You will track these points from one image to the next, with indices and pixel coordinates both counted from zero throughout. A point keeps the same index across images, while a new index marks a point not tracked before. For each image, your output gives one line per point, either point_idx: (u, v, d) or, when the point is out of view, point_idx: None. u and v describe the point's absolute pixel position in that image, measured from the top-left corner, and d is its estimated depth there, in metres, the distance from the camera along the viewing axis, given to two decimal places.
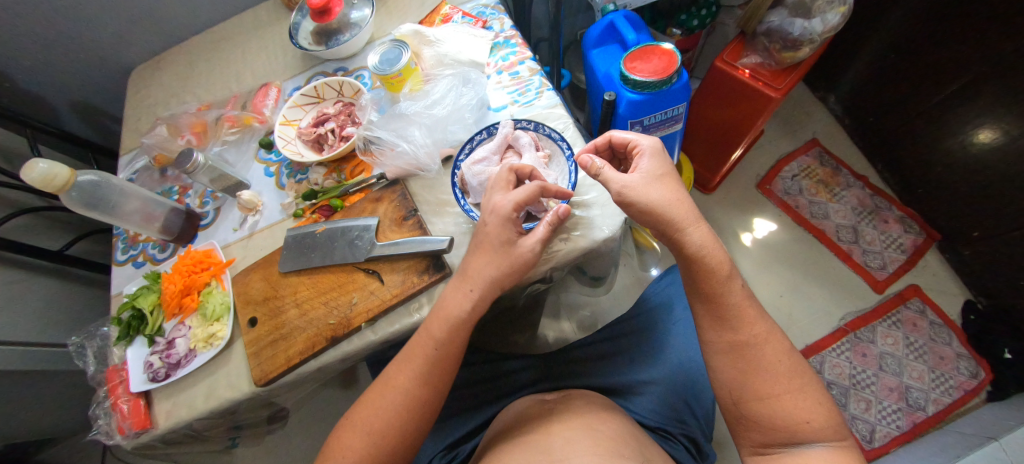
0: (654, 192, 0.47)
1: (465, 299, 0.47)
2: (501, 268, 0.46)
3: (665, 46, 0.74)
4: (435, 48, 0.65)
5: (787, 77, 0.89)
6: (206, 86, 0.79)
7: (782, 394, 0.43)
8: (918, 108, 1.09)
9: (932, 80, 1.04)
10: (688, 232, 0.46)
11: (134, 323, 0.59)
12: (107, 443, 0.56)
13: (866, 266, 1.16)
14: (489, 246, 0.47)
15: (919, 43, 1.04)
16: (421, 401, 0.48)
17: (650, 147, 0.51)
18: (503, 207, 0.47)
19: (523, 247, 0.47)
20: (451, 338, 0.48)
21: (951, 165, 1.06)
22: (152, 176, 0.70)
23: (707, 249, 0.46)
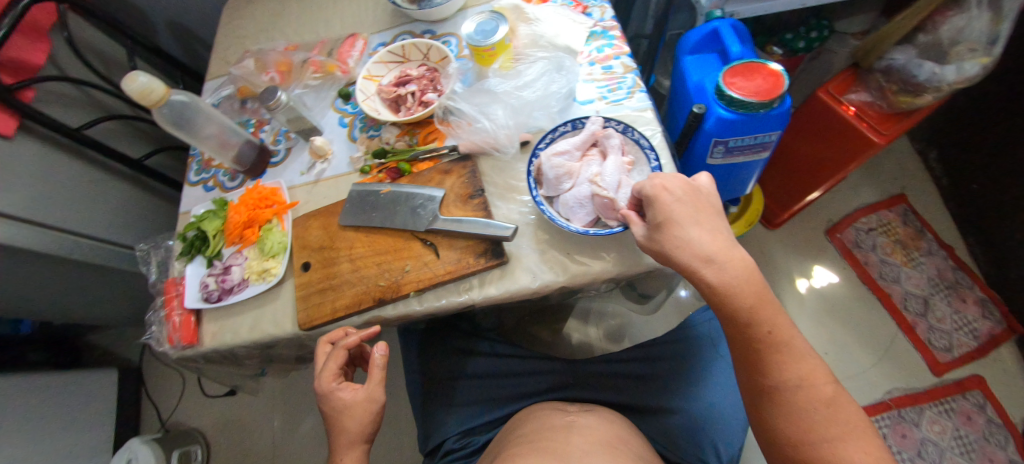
0: (686, 232, 0.40)
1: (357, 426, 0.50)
2: (361, 419, 0.49)
3: (773, 65, 0.69)
4: (532, 27, 0.62)
5: (896, 123, 0.81)
6: (295, 26, 0.80)
7: (819, 442, 0.38)
8: None
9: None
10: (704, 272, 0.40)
11: (197, 242, 0.62)
12: (157, 349, 0.59)
13: (929, 344, 1.06)
14: (341, 411, 0.50)
15: None
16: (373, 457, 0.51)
17: (650, 191, 0.43)
18: (324, 382, 0.50)
19: (358, 401, 0.49)
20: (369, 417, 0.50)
21: None
22: (233, 106, 0.72)
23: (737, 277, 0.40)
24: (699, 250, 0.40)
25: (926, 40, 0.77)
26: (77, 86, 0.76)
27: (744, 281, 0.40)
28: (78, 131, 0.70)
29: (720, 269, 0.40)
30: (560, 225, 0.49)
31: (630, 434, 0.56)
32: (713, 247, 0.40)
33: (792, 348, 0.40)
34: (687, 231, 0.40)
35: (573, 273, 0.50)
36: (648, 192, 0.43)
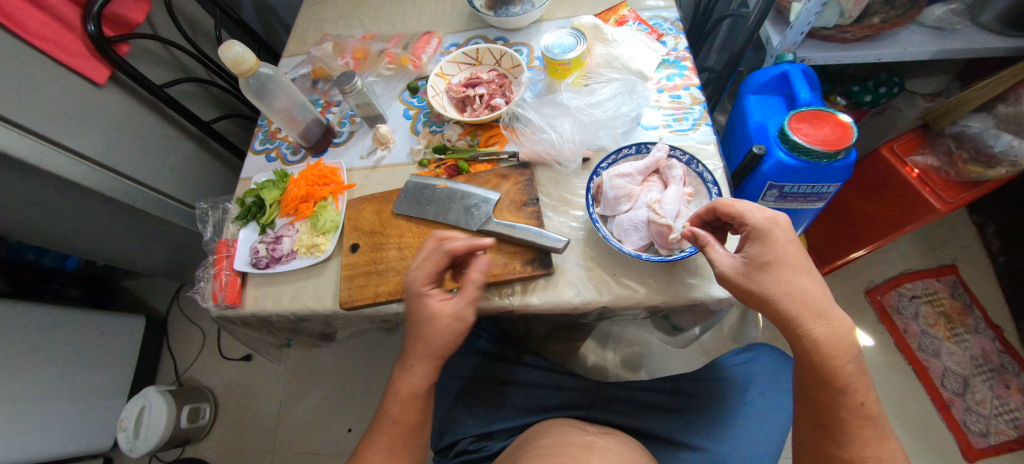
0: (801, 281, 0.41)
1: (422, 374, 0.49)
2: (446, 338, 0.48)
3: (842, 117, 0.67)
4: (608, 48, 0.62)
5: (962, 193, 0.78)
6: (373, 17, 0.84)
7: None
8: None
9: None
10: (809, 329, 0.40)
11: (254, 209, 0.64)
12: (201, 305, 0.62)
13: (964, 426, 1.01)
14: (423, 321, 0.48)
15: None
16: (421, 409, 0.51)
17: (758, 225, 0.42)
18: (416, 282, 0.49)
19: (444, 314, 0.47)
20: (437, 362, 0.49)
21: None
22: (306, 84, 0.75)
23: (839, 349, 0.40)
24: (815, 307, 0.40)
25: (1006, 111, 0.73)
26: (166, 47, 0.81)
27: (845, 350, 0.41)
28: (161, 88, 0.75)
29: (827, 327, 0.40)
30: (614, 245, 0.49)
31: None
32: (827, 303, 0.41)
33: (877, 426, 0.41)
34: (803, 280, 0.41)
35: (617, 296, 0.50)
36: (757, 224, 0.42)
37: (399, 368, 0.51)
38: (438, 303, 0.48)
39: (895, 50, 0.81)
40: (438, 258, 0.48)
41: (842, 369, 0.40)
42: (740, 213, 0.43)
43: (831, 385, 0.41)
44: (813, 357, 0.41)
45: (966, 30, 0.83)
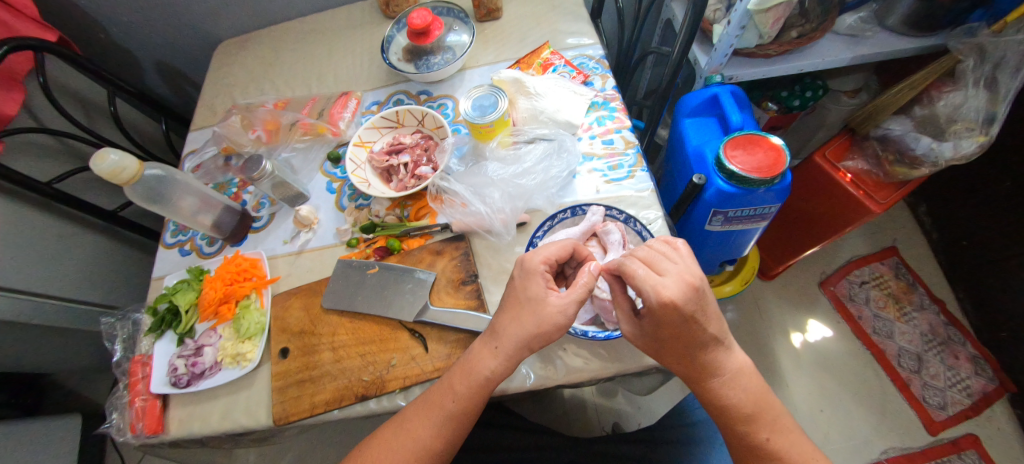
0: (694, 352, 0.41)
1: (495, 359, 0.43)
2: (535, 331, 0.42)
3: (774, 139, 0.68)
4: (533, 101, 0.58)
5: (892, 192, 0.80)
6: (285, 77, 0.78)
7: None
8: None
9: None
10: (711, 384, 0.42)
11: (168, 318, 0.57)
12: (116, 441, 0.54)
13: (924, 402, 1.05)
14: (524, 307, 0.43)
15: None
16: (460, 419, 0.43)
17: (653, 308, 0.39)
18: (538, 262, 0.44)
19: (562, 313, 0.42)
20: (477, 396, 0.43)
21: None
22: (215, 164, 0.68)
23: (748, 402, 0.42)
24: (705, 369, 0.42)
25: (922, 113, 0.76)
26: (56, 138, 0.73)
27: (747, 396, 0.42)
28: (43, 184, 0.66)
29: (725, 385, 0.42)
30: None
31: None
32: (718, 359, 0.42)
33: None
34: (693, 353, 0.41)
35: (569, 372, 0.49)
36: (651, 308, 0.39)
37: (464, 356, 0.45)
38: (530, 301, 0.43)
39: (815, 60, 0.85)
40: (571, 247, 0.45)
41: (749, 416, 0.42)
42: (636, 290, 0.40)
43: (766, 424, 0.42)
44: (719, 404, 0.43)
45: (877, 34, 0.86)
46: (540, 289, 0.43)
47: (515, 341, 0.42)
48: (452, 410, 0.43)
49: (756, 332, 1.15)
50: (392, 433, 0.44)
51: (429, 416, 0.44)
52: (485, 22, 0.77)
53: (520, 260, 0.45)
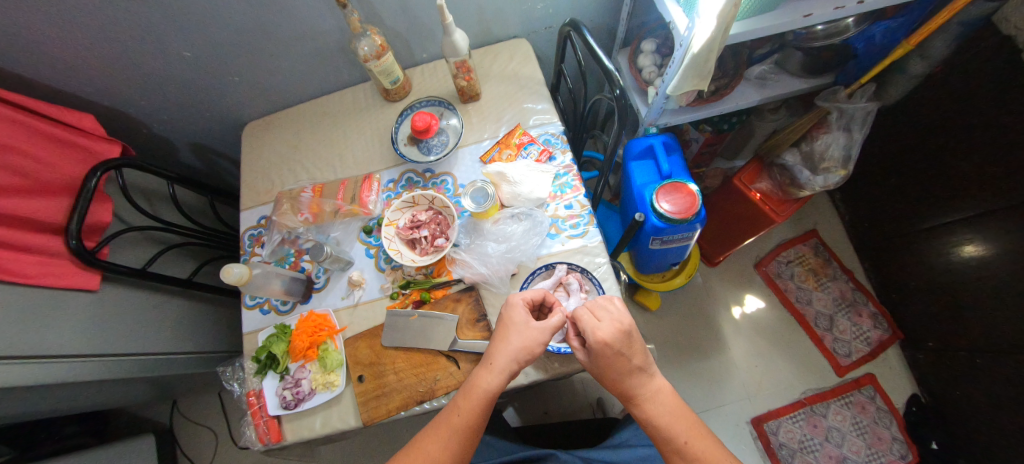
0: (626, 375, 0.64)
1: (490, 378, 0.64)
2: (520, 346, 0.65)
3: (691, 185, 0.92)
4: (512, 187, 0.80)
5: (788, 206, 1.07)
6: (313, 160, 0.99)
7: None
8: (921, 225, 1.22)
9: (931, 207, 1.18)
10: (640, 405, 0.64)
11: (269, 362, 0.80)
12: (251, 447, 0.79)
13: (834, 352, 1.36)
14: (511, 330, 0.67)
15: (920, 175, 1.19)
16: (466, 433, 0.62)
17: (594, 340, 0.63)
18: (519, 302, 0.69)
19: (535, 330, 0.66)
20: (478, 410, 0.63)
21: (935, 284, 1.22)
22: (274, 243, 0.89)
23: (667, 418, 0.62)
24: (635, 384, 0.64)
25: (806, 150, 1.01)
26: (145, 232, 0.95)
27: (668, 413, 0.63)
28: (120, 266, 0.84)
29: (652, 406, 0.63)
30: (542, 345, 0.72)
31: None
32: (644, 376, 0.64)
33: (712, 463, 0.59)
34: (625, 375, 0.64)
35: (554, 371, 0.73)
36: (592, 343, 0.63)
37: (468, 384, 0.65)
38: (518, 326, 0.67)
39: (731, 106, 1.00)
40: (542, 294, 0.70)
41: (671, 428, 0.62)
42: (584, 330, 0.64)
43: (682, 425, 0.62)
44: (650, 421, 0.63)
45: (780, 77, 1.02)
46: (524, 317, 0.67)
47: (509, 354, 0.65)
48: (461, 421, 0.63)
49: (706, 310, 1.43)
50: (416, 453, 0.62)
51: (444, 430, 0.63)
52: (468, 102, 0.97)
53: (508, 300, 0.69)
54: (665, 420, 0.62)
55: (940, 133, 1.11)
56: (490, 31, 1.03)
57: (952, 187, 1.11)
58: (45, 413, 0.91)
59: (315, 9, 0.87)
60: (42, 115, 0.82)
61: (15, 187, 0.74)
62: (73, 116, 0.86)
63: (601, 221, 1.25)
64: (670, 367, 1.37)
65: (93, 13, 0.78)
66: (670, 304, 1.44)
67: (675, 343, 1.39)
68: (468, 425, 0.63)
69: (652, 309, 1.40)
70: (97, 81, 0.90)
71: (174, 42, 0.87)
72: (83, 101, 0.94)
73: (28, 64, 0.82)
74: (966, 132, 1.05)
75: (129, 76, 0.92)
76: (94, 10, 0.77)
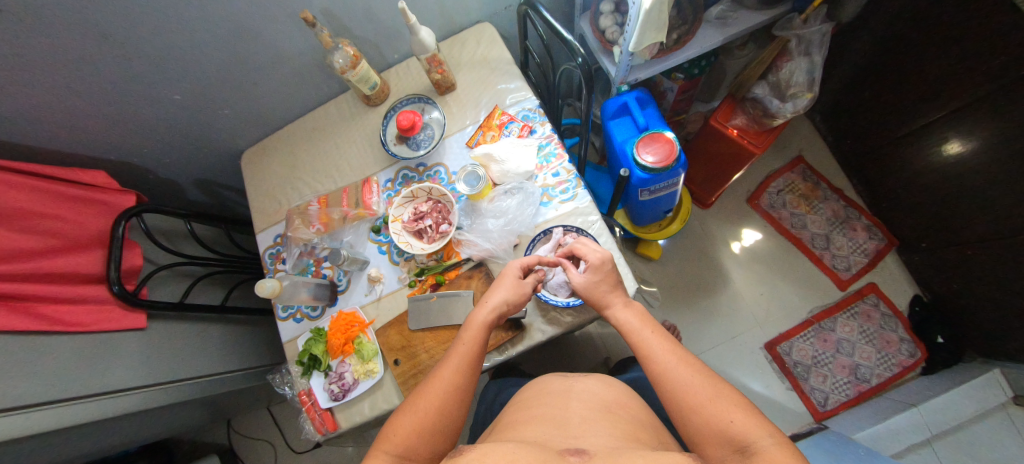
0: (603, 291, 0.73)
1: (488, 312, 0.72)
2: (514, 291, 0.74)
3: (668, 134, 0.97)
4: (501, 166, 0.87)
5: (766, 136, 1.12)
6: (312, 174, 1.05)
7: (710, 408, 0.58)
8: (901, 132, 1.26)
9: (906, 113, 1.22)
10: (610, 311, 0.72)
11: (312, 362, 0.88)
12: (312, 439, 0.88)
13: (834, 268, 1.42)
14: (507, 277, 0.76)
15: (892, 83, 1.23)
16: (473, 363, 0.69)
17: (595, 261, 0.73)
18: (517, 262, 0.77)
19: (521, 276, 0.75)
20: (479, 343, 0.71)
21: (920, 187, 1.27)
22: (294, 256, 0.96)
23: (631, 321, 0.71)
24: (610, 292, 0.73)
25: (773, 80, 1.05)
26: (173, 269, 1.02)
27: (634, 318, 0.71)
28: (162, 302, 0.91)
29: (620, 311, 0.72)
30: (551, 301, 0.79)
31: (625, 397, 0.69)
32: (612, 295, 0.73)
33: (675, 347, 0.66)
34: (607, 289, 0.73)
35: (566, 323, 0.80)
36: (593, 261, 0.73)
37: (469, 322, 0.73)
38: (509, 271, 0.76)
39: (696, 50, 1.03)
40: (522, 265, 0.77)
41: (638, 328, 0.70)
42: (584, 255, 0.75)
43: (649, 325, 0.70)
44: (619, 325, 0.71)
45: (740, 14, 1.04)
46: (515, 273, 0.76)
47: (501, 294, 0.74)
48: (465, 351, 0.70)
49: (708, 251, 1.49)
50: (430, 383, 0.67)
51: (452, 360, 0.69)
52: (445, 94, 1.02)
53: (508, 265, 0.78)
54: (630, 326, 0.70)
55: (905, 38, 1.14)
56: (455, 21, 1.06)
57: (923, 89, 1.15)
58: (124, 443, 1.01)
59: (288, 32, 0.92)
60: (60, 179, 0.88)
61: (54, 247, 0.80)
62: (85, 175, 0.92)
63: (592, 184, 1.30)
64: (681, 309, 1.44)
65: (90, 74, 0.84)
66: (672, 252, 1.50)
67: (683, 286, 1.46)
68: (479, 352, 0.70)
69: (654, 258, 1.47)
70: (99, 138, 0.96)
71: (166, 88, 0.93)
72: (91, 160, 1.01)
73: (41, 134, 0.89)
74: (932, 33, 1.08)
75: (129, 128, 0.98)
76: (91, 73, 0.84)
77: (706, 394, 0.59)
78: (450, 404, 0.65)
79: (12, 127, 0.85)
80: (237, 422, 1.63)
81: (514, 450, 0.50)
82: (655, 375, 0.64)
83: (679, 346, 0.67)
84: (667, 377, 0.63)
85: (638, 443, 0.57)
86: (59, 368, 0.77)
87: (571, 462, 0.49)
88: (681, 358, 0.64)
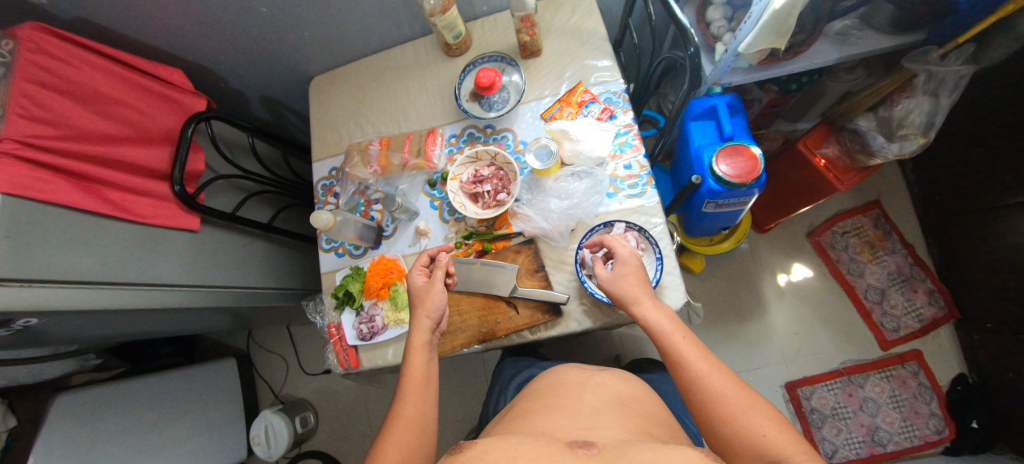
0: (627, 287, 0.70)
1: (421, 336, 0.74)
2: (431, 306, 0.75)
3: (753, 149, 0.91)
4: (575, 146, 0.83)
5: (855, 175, 1.04)
6: (377, 114, 1.03)
7: (742, 421, 0.56)
8: (1004, 199, 1.14)
9: (1019, 181, 1.10)
10: (638, 306, 0.68)
11: (346, 299, 0.89)
12: (333, 370, 0.90)
13: (881, 326, 1.34)
14: (422, 294, 0.77)
15: (1013, 144, 1.10)
16: (427, 394, 0.69)
17: (623, 255, 0.72)
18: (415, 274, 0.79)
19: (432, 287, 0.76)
20: (423, 367, 0.71)
21: (1005, 263, 1.16)
22: (348, 191, 0.97)
23: (659, 320, 0.67)
24: (635, 290, 0.69)
25: (883, 115, 0.96)
26: (230, 179, 1.04)
27: (665, 317, 0.67)
28: (216, 209, 0.93)
29: (649, 308, 0.68)
30: (596, 296, 0.76)
31: (642, 395, 0.70)
32: (641, 292, 0.69)
33: (706, 354, 0.64)
34: (628, 288, 0.70)
35: (604, 320, 0.78)
36: (622, 255, 0.72)
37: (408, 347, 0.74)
38: (414, 283, 0.78)
39: (804, 65, 0.94)
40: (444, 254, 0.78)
41: (670, 328, 0.66)
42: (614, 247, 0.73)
43: (679, 325, 0.67)
44: (647, 323, 0.67)
45: (865, 34, 0.93)
46: (421, 282, 0.78)
47: (422, 312, 0.75)
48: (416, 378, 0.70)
49: (751, 277, 1.42)
50: (400, 426, 0.65)
51: (408, 393, 0.69)
52: (529, 59, 0.97)
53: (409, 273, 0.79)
54: (660, 328, 0.66)
55: None
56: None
57: None
58: (160, 330, 1.07)
59: None
60: (141, 70, 0.89)
61: (128, 136, 0.82)
62: (166, 71, 0.93)
63: None
64: (708, 329, 1.40)
65: None
66: (712, 270, 1.45)
67: (715, 306, 1.42)
68: (425, 365, 0.72)
69: (694, 271, 1.41)
70: (183, 36, 0.97)
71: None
72: (171, 56, 1.02)
73: (132, 21, 0.90)
74: None
75: (211, 32, 0.98)
76: None
77: (726, 402, 0.58)
78: (419, 439, 0.64)
79: (110, 8, 0.86)
80: (257, 333, 1.71)
81: (516, 444, 0.49)
82: (683, 380, 0.62)
83: (709, 351, 0.64)
84: (698, 384, 0.61)
85: (649, 436, 0.57)
86: (117, 251, 0.80)
87: (577, 453, 0.48)
88: (714, 366, 0.62)
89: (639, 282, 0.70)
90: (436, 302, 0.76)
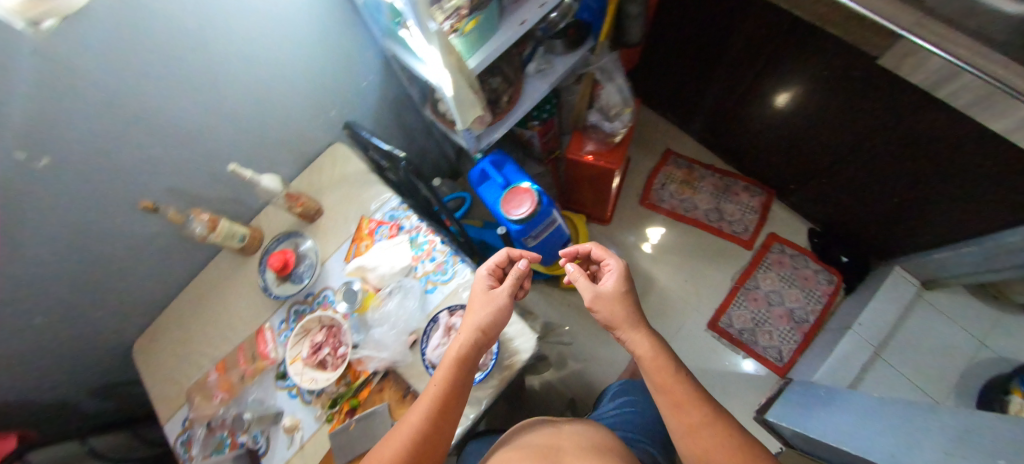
0: (625, 308, 0.78)
1: (460, 344, 0.73)
2: (495, 306, 0.78)
3: (524, 185, 1.07)
4: (376, 272, 0.92)
5: (617, 152, 1.23)
6: (205, 342, 1.01)
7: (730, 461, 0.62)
8: (740, 95, 1.39)
9: (742, 79, 1.33)
10: (624, 336, 0.77)
11: None
12: None
13: (735, 234, 1.53)
14: (479, 299, 0.80)
15: (715, 59, 1.36)
16: (433, 427, 0.67)
17: (615, 264, 0.84)
18: (481, 280, 0.84)
19: (498, 295, 0.80)
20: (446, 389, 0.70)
21: (776, 136, 1.38)
22: (205, 434, 0.92)
23: (647, 355, 0.74)
24: (631, 311, 0.78)
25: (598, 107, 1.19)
26: None
27: (650, 355, 0.73)
28: None
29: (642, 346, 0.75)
30: None
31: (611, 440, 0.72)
32: (629, 326, 0.77)
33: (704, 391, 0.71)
34: (629, 306, 0.79)
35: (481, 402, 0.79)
36: (614, 265, 0.84)
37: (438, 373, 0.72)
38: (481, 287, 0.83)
39: (528, 102, 1.15)
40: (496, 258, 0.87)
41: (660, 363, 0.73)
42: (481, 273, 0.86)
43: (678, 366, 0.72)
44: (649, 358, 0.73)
45: (552, 62, 1.17)
46: (484, 285, 0.83)
47: (472, 324, 0.76)
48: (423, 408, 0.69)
49: (625, 259, 1.56)
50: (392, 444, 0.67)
51: (405, 424, 0.69)
52: (314, 219, 1.04)
53: (473, 285, 0.84)
54: (648, 359, 0.73)
55: (707, 26, 1.29)
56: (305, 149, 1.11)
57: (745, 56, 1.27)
58: None
59: (137, 219, 0.91)
60: None
61: None
62: None
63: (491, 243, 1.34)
64: None
65: None
66: None
67: None
68: (458, 388, 0.70)
69: (580, 286, 1.52)
70: None
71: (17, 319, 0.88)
72: None
73: None
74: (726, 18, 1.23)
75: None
76: None
77: (688, 393, 0.70)
78: None
79: None
80: None
81: None
82: (659, 381, 0.71)
83: (703, 391, 0.71)
84: (700, 426, 0.66)
85: None
86: None
87: None
88: (708, 415, 0.67)
89: (631, 305, 0.79)
90: (499, 310, 0.78)
